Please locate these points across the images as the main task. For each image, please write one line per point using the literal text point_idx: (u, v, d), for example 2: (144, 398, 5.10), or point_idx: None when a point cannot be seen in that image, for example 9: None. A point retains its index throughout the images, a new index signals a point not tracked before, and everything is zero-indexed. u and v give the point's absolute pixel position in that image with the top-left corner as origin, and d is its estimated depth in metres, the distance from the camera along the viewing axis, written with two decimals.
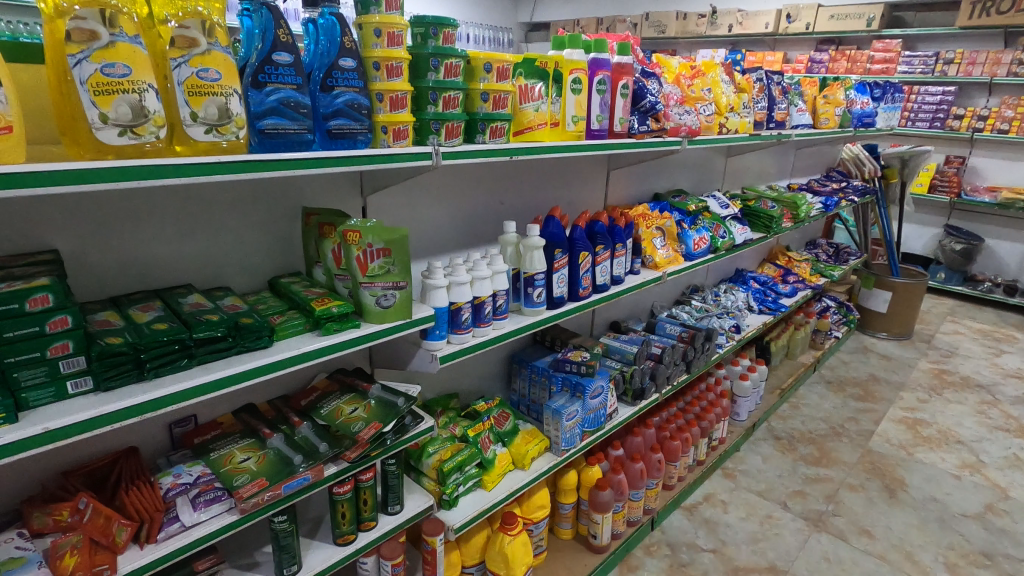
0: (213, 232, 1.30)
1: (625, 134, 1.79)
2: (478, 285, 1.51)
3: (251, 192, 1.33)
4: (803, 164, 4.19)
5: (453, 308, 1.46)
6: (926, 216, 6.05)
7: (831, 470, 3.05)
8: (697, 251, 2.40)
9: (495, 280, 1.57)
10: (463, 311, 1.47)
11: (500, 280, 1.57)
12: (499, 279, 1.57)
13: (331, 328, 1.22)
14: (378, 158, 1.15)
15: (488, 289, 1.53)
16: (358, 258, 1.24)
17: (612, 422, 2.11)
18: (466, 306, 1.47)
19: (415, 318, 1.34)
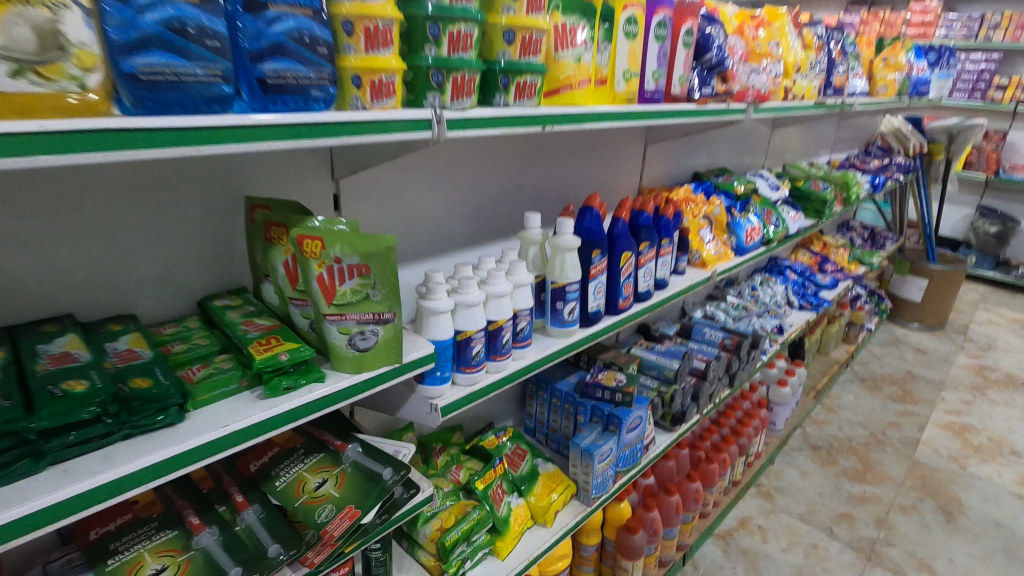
0: (108, 236, 0.88)
1: (684, 98, 1.37)
2: (495, 305, 1.10)
3: (165, 176, 0.91)
4: (842, 138, 3.75)
5: (461, 340, 1.06)
6: (957, 196, 5.63)
7: (878, 487, 2.71)
8: (749, 244, 1.98)
9: (518, 295, 1.16)
10: (474, 342, 1.07)
11: (523, 296, 1.16)
12: (522, 295, 1.16)
13: (280, 386, 0.81)
14: (347, 129, 0.73)
15: (508, 310, 1.12)
16: (321, 279, 0.82)
17: (649, 454, 1.73)
18: (478, 336, 1.07)
19: (407, 360, 0.94)
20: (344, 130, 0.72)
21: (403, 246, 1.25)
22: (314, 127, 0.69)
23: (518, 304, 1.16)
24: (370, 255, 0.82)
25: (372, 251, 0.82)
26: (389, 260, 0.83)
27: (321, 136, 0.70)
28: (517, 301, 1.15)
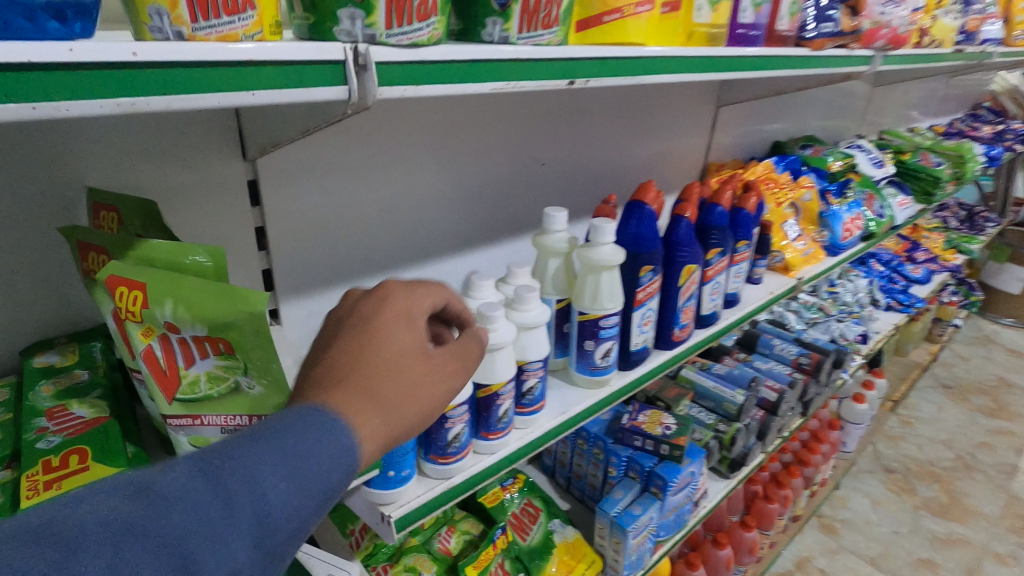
0: None
1: (792, 38, 0.93)
2: (489, 362, 0.72)
3: None
4: (946, 99, 3.09)
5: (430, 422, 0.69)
6: None
7: (968, 527, 2.26)
8: (847, 240, 1.51)
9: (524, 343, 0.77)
10: (453, 423, 0.70)
11: (531, 344, 0.77)
12: (531, 341, 0.77)
13: None
14: (135, 78, 0.34)
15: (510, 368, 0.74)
16: (154, 355, 0.46)
17: (698, 511, 1.36)
18: (458, 413, 0.70)
19: None
20: (138, 82, 0.34)
21: (363, 252, 0.87)
22: (43, 76, 0.30)
23: (524, 354, 0.77)
24: (224, 326, 0.43)
25: (227, 322, 0.42)
26: (261, 336, 0.44)
27: (74, 95, 0.32)
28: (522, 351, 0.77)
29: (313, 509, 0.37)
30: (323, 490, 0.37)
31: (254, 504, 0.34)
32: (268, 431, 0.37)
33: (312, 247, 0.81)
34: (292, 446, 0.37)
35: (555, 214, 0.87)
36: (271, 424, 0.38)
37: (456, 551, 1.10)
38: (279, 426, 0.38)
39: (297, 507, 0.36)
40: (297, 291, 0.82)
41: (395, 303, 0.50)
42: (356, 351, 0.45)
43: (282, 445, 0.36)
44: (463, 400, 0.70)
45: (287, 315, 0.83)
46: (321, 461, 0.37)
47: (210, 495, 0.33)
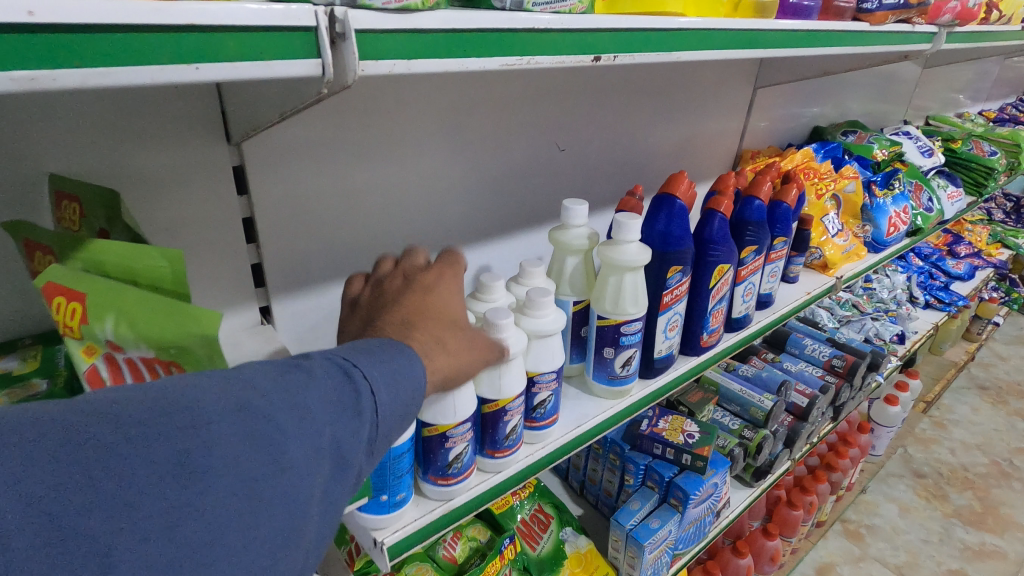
0: None
1: (850, 11, 0.83)
2: (496, 376, 0.64)
3: None
4: (999, 83, 2.90)
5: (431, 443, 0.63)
6: None
7: (1003, 538, 2.14)
8: (890, 237, 1.40)
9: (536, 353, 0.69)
10: (454, 442, 0.63)
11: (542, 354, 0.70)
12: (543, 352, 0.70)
13: None
14: (40, 45, 0.26)
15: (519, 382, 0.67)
16: (97, 375, 0.39)
17: (719, 522, 1.28)
18: (460, 431, 0.63)
19: None
20: (41, 50, 0.26)
21: (363, 246, 0.80)
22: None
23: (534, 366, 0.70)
24: (171, 347, 0.36)
25: (175, 342, 0.36)
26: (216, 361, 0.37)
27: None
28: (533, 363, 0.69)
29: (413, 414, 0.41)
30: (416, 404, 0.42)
31: (374, 401, 0.38)
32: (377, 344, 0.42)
33: (306, 240, 0.74)
34: (398, 358, 0.41)
35: (576, 208, 0.79)
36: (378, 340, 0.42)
37: (461, 559, 1.04)
38: (387, 343, 0.42)
39: (403, 409, 0.40)
40: (289, 287, 0.76)
41: (450, 268, 0.52)
42: (422, 304, 0.47)
43: (393, 357, 0.41)
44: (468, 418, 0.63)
45: (280, 314, 0.77)
46: (418, 377, 0.42)
47: (341, 386, 0.37)
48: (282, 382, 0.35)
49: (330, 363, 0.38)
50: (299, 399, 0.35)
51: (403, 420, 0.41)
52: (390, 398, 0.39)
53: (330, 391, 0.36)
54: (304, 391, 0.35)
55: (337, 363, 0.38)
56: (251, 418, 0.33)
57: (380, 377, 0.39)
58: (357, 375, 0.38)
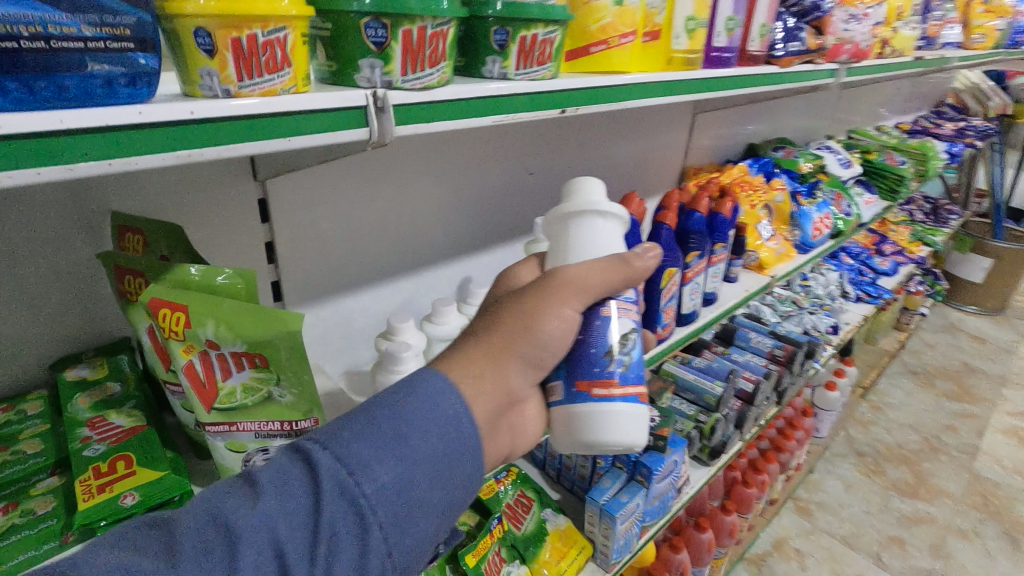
0: None
1: (763, 57, 1.00)
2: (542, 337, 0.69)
3: None
4: (913, 96, 3.22)
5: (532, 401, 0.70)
6: None
7: (933, 506, 2.38)
8: (816, 239, 1.60)
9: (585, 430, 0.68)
10: None
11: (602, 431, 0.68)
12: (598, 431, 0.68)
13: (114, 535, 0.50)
14: (43, 147, 0.32)
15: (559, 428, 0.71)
16: (195, 371, 0.50)
17: (681, 498, 1.43)
18: None
19: None
20: (101, 150, 0.34)
21: (365, 262, 0.92)
22: (44, 145, 0.32)
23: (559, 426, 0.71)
24: (266, 344, 0.50)
25: (268, 338, 0.49)
26: (299, 351, 0.51)
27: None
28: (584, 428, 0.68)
29: (442, 506, 0.46)
30: (422, 461, 0.45)
31: (373, 481, 0.42)
32: (398, 404, 0.46)
33: (316, 259, 0.86)
34: (407, 417, 0.45)
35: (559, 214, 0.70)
36: (400, 400, 0.46)
37: (455, 541, 1.16)
38: (408, 403, 0.46)
39: (407, 475, 0.44)
40: (304, 301, 0.88)
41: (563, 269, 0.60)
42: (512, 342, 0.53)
43: (412, 433, 0.45)
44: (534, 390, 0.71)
45: None
46: (428, 430, 0.46)
47: (342, 493, 0.42)
48: (286, 497, 0.41)
49: (331, 461, 0.42)
50: (296, 514, 0.40)
51: (433, 515, 0.45)
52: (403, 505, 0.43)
53: (334, 501, 0.41)
54: (308, 504, 0.41)
55: (341, 461, 0.42)
56: (238, 537, 0.38)
57: (390, 470, 0.43)
58: (343, 466, 0.42)
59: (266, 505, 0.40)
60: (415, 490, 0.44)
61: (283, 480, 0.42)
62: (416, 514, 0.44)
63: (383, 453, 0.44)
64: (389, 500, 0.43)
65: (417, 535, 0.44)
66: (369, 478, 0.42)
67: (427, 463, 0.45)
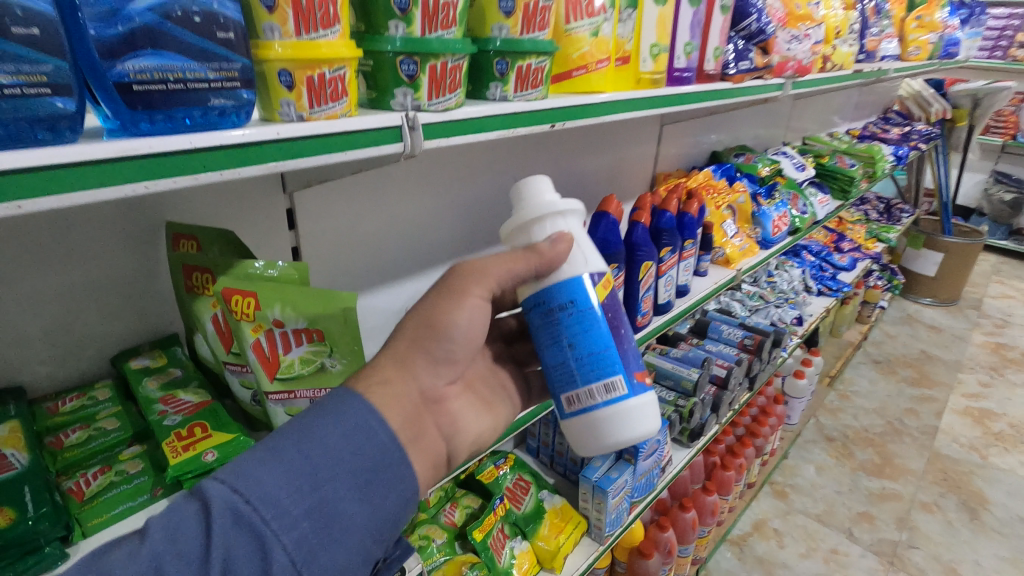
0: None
1: (718, 75, 1.15)
2: (543, 329, 0.70)
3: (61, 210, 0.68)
4: (861, 105, 3.47)
5: (600, 395, 0.70)
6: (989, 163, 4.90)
7: (898, 482, 2.55)
8: (776, 236, 1.77)
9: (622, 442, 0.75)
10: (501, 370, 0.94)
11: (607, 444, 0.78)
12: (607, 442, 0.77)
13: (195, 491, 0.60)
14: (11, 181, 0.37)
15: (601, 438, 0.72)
16: (260, 346, 0.61)
17: (665, 476, 1.55)
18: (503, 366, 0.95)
19: None
20: (184, 169, 0.45)
21: (376, 264, 1.03)
22: (177, 158, 0.44)
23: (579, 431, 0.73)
24: (323, 318, 0.63)
25: (328, 311, 0.62)
26: (349, 323, 0.63)
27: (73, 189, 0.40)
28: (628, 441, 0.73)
29: (357, 519, 0.50)
30: (322, 480, 0.49)
31: (275, 503, 0.46)
32: (293, 431, 0.50)
33: (335, 262, 0.96)
34: (302, 444, 0.50)
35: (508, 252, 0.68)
36: (302, 426, 0.51)
37: (460, 522, 1.26)
38: (304, 430, 0.51)
39: (308, 496, 0.48)
40: None
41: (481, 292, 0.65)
42: (418, 340, 0.61)
43: (307, 456, 0.49)
44: (557, 385, 0.72)
45: None
46: (325, 451, 0.50)
47: (238, 523, 0.45)
48: (175, 537, 0.43)
49: (226, 493, 0.46)
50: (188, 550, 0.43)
51: (347, 531, 0.49)
52: (309, 525, 0.47)
53: (230, 531, 0.44)
54: (202, 538, 0.44)
55: (235, 493, 0.46)
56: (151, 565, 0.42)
57: (290, 494, 0.47)
58: (242, 493, 0.46)
59: (155, 542, 0.43)
60: (325, 505, 0.48)
61: (174, 523, 0.44)
62: (329, 531, 0.48)
63: (280, 480, 0.47)
64: (293, 525, 0.46)
65: (334, 552, 0.48)
66: (269, 500, 0.46)
67: (329, 480, 0.49)
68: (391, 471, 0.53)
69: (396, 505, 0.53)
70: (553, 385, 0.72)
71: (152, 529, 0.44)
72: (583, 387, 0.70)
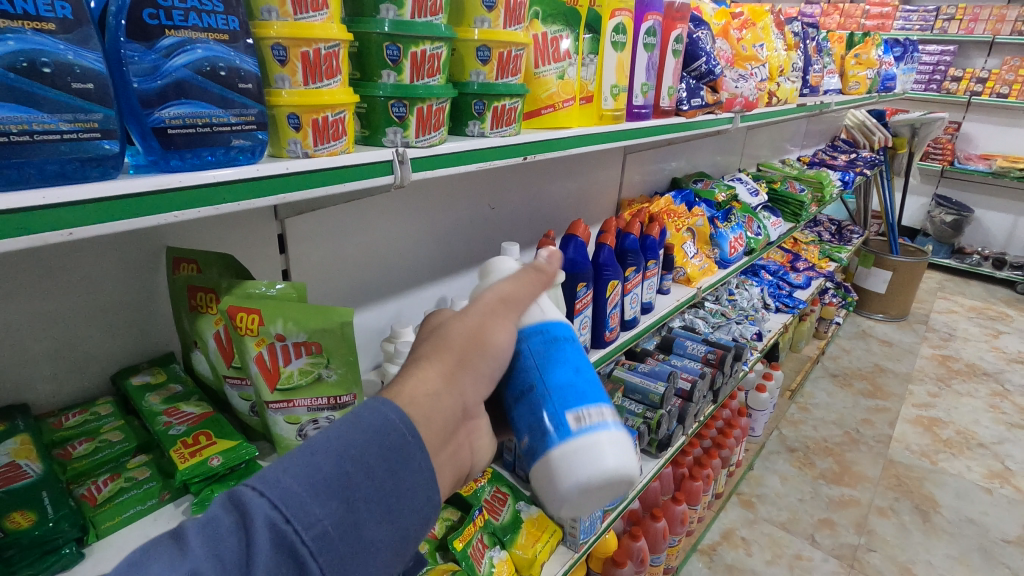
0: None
1: (673, 111, 1.27)
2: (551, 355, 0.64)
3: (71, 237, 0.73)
4: (810, 133, 3.70)
5: (607, 418, 0.64)
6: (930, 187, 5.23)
7: (856, 489, 2.68)
8: (732, 256, 1.89)
9: (592, 504, 0.65)
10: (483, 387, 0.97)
11: (558, 504, 0.64)
12: (554, 503, 0.64)
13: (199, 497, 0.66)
14: (50, 215, 0.43)
15: (622, 461, 0.63)
16: (262, 359, 0.67)
17: (635, 486, 1.63)
18: None
19: None
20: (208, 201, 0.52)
21: (360, 285, 1.09)
22: (202, 191, 0.51)
23: (598, 447, 0.62)
24: (322, 332, 0.68)
25: (326, 326, 0.68)
26: (346, 338, 0.70)
27: (111, 219, 0.46)
28: (614, 496, 0.66)
29: (398, 540, 0.44)
30: (366, 497, 0.42)
31: (318, 523, 0.40)
32: (333, 438, 0.43)
33: (322, 283, 1.02)
34: (344, 454, 0.42)
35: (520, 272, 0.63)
36: (340, 432, 0.44)
37: (441, 534, 1.29)
38: (344, 439, 0.43)
39: (351, 516, 0.41)
40: None
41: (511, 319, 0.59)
42: (466, 358, 0.53)
43: (348, 473, 0.42)
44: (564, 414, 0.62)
45: None
46: (368, 465, 0.43)
47: (276, 543, 0.39)
48: (213, 553, 0.38)
49: (264, 507, 0.39)
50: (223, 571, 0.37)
51: (382, 554, 0.43)
52: (347, 548, 0.40)
53: (268, 552, 0.38)
54: (238, 556, 0.38)
55: (275, 507, 0.39)
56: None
57: (332, 514, 0.40)
58: (281, 511, 0.39)
59: (191, 559, 0.37)
60: (369, 526, 0.42)
61: (212, 534, 0.39)
62: (364, 556, 0.42)
63: (321, 497, 0.40)
64: (331, 546, 0.40)
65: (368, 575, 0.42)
66: (312, 520, 0.39)
67: (372, 497, 0.42)
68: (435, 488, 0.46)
69: (427, 527, 0.46)
70: (557, 407, 0.62)
71: (187, 539, 0.38)
72: (592, 403, 0.64)
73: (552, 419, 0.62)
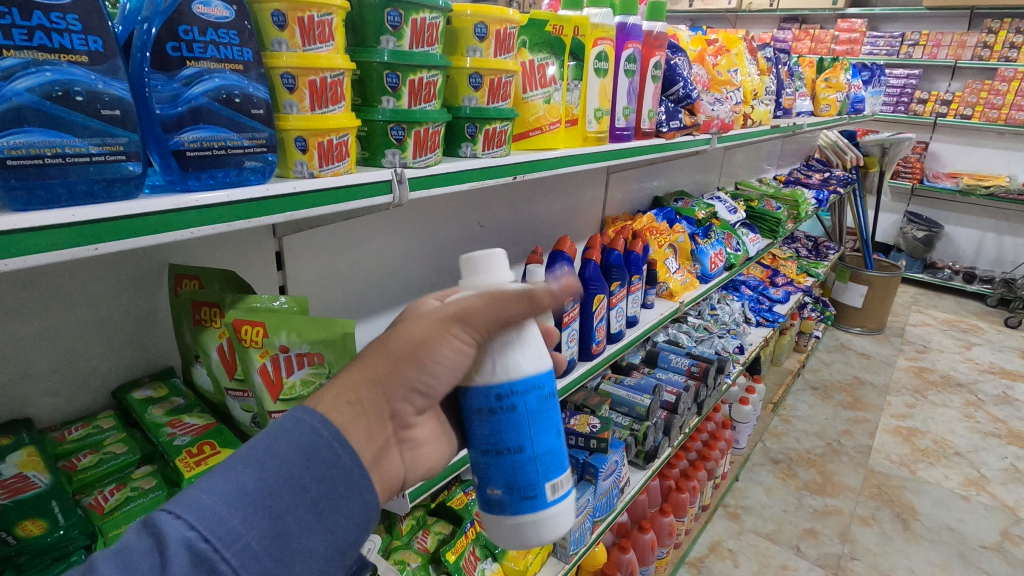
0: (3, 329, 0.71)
1: (653, 133, 1.33)
2: (534, 418, 0.64)
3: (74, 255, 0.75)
4: (785, 153, 3.83)
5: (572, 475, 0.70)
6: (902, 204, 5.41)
7: (838, 499, 2.73)
8: (713, 271, 1.96)
9: None
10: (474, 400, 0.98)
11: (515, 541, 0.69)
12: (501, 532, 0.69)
13: None
14: (81, 232, 0.46)
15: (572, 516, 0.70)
16: (267, 370, 0.70)
17: (624, 497, 1.66)
18: None
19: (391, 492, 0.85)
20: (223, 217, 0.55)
21: (354, 300, 1.12)
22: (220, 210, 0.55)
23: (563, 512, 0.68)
24: (324, 343, 0.72)
25: (328, 336, 0.72)
26: (346, 349, 0.73)
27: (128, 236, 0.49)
28: None
29: (328, 552, 0.43)
30: (287, 506, 0.42)
31: (237, 537, 0.39)
32: (256, 452, 0.43)
33: (317, 300, 1.04)
34: (256, 467, 0.42)
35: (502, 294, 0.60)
36: (258, 446, 0.43)
37: (433, 547, 1.30)
38: (263, 452, 0.43)
39: (272, 526, 0.41)
40: None
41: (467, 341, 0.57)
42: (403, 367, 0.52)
43: (269, 486, 0.42)
44: (543, 483, 0.65)
45: None
46: (285, 476, 0.42)
47: (196, 564, 0.38)
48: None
49: (180, 528, 0.38)
50: None
51: (317, 564, 0.43)
52: (270, 559, 0.40)
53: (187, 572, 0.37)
54: None
55: (192, 528, 0.38)
56: None
57: (257, 529, 0.40)
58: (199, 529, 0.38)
59: None
60: (295, 533, 0.42)
61: (126, 562, 0.37)
62: (291, 565, 0.41)
63: (241, 511, 0.40)
64: (254, 557, 0.39)
65: None
66: (231, 535, 0.39)
67: (292, 505, 0.42)
68: (362, 495, 0.46)
69: (356, 533, 0.46)
70: (537, 474, 0.65)
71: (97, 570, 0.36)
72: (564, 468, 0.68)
73: (532, 489, 0.65)
